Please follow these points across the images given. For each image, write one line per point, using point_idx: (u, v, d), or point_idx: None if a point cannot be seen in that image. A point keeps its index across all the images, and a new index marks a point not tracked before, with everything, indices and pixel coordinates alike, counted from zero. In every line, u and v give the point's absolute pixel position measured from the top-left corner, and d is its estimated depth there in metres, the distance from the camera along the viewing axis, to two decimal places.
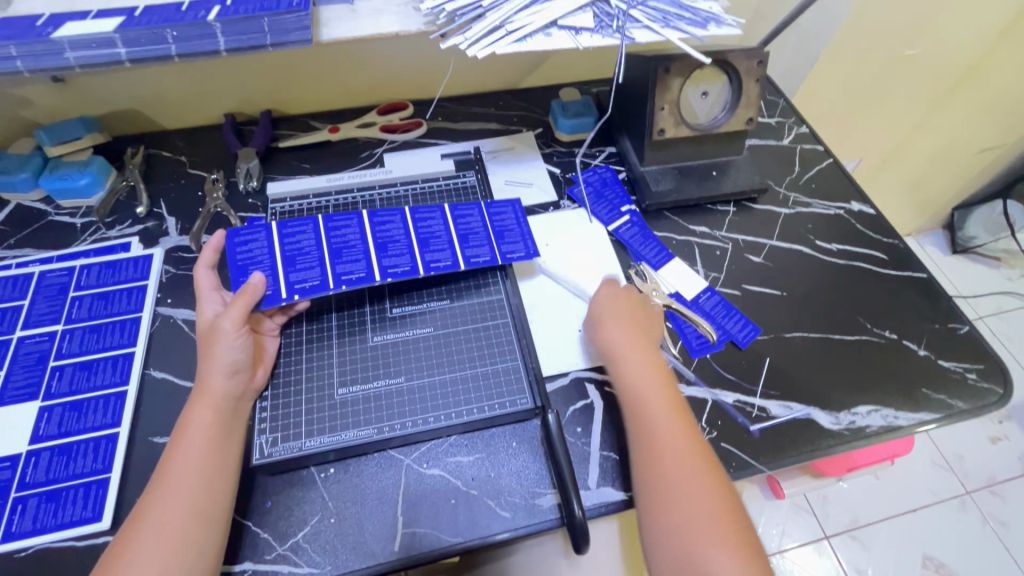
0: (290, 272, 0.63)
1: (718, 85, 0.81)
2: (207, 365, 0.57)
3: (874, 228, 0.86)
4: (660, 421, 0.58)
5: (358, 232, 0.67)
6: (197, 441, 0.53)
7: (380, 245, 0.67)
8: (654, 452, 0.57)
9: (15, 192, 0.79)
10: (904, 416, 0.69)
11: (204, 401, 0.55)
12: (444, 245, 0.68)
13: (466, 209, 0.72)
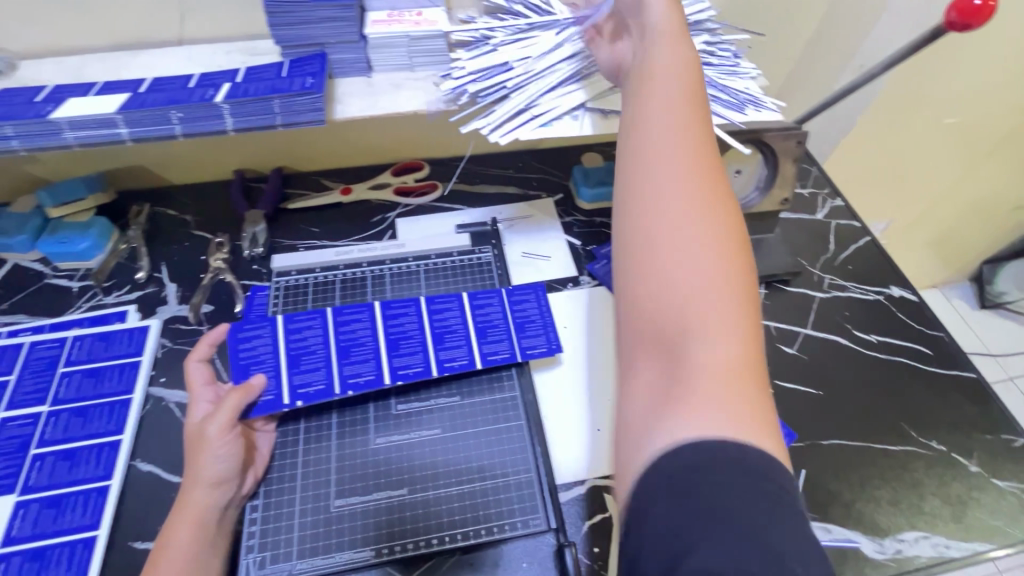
0: (294, 374, 0.63)
1: (752, 163, 0.75)
2: (189, 474, 0.53)
3: (917, 318, 0.80)
4: (674, 189, 0.40)
5: (367, 328, 0.67)
6: (172, 564, 0.48)
7: (391, 342, 0.66)
8: (641, 211, 0.40)
9: (13, 252, 0.77)
10: (957, 545, 0.62)
11: (184, 515, 0.51)
12: (460, 339, 0.67)
13: (485, 298, 0.71)
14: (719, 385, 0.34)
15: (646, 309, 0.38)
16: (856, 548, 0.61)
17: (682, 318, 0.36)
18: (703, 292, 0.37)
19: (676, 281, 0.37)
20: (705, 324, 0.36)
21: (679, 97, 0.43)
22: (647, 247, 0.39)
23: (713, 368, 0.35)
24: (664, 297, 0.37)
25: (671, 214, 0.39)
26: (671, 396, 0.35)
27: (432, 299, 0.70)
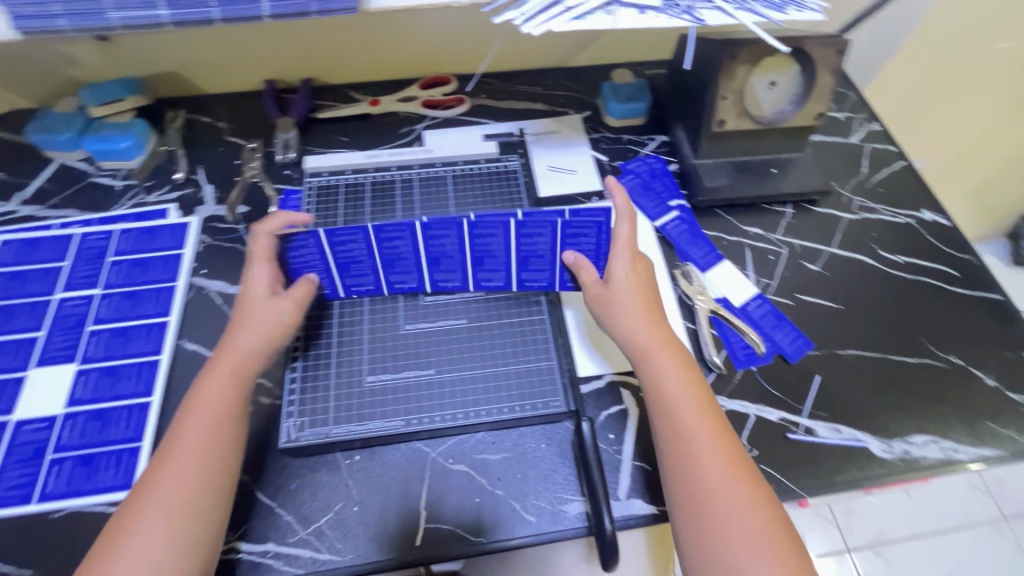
0: (346, 277, 0.64)
1: (788, 74, 0.74)
2: (246, 339, 0.56)
3: (946, 241, 0.79)
4: (694, 423, 0.52)
5: (410, 245, 0.61)
6: (204, 419, 0.51)
7: (431, 261, 0.63)
8: (681, 460, 0.50)
9: (59, 151, 0.80)
10: (965, 450, 0.64)
11: (214, 377, 0.54)
12: (501, 266, 0.64)
13: (537, 228, 0.60)
14: (729, 484, 0.48)
15: (682, 433, 0.51)
16: (864, 447, 0.63)
17: (715, 489, 0.48)
18: (692, 403, 0.53)
19: (692, 415, 0.52)
20: (710, 435, 0.51)
21: (661, 329, 0.58)
22: (679, 441, 0.51)
23: (732, 487, 0.48)
24: (683, 441, 0.51)
25: (655, 357, 0.56)
26: (708, 519, 0.47)
27: (477, 224, 0.59)
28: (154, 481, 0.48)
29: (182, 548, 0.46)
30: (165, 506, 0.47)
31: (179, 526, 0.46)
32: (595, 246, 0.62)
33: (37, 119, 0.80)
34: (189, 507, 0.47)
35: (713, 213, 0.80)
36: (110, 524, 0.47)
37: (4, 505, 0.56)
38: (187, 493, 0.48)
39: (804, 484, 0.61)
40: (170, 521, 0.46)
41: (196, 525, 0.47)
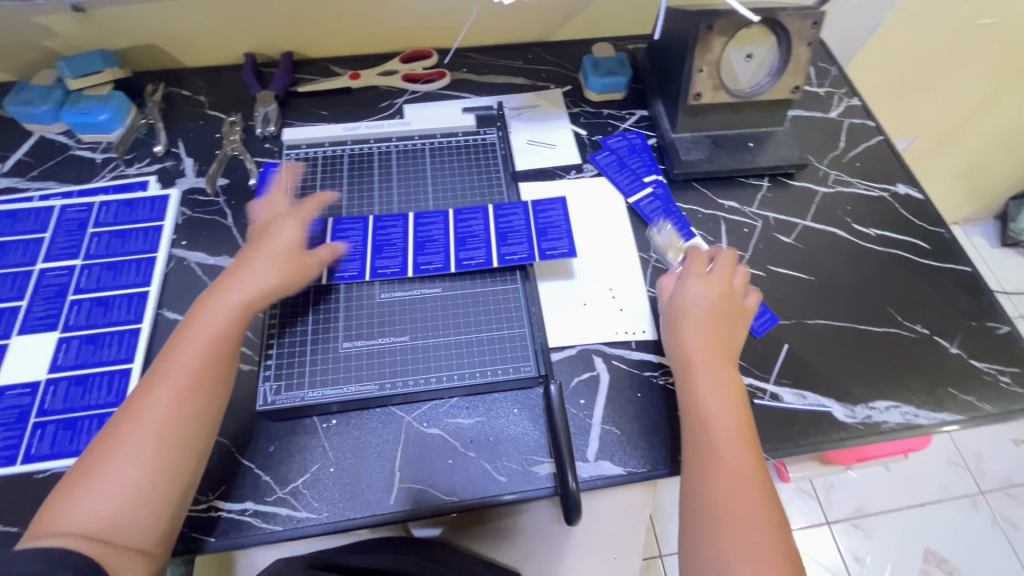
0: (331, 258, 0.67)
1: (765, 47, 0.74)
2: (261, 274, 0.58)
3: (919, 214, 0.80)
4: (722, 445, 0.53)
5: (400, 229, 0.71)
6: (199, 342, 0.54)
7: (418, 244, 0.70)
8: (700, 480, 0.52)
9: (38, 123, 0.80)
10: (925, 415, 0.65)
11: (218, 303, 0.56)
12: (481, 244, 0.70)
13: (511, 208, 0.73)
14: (744, 507, 0.50)
15: (714, 451, 0.53)
16: (828, 412, 0.65)
17: (732, 507, 0.50)
18: (736, 425, 0.55)
19: (725, 432, 0.54)
20: (745, 456, 0.53)
21: (715, 353, 0.59)
22: (709, 460, 0.53)
23: (743, 507, 0.50)
24: (712, 459, 0.53)
25: (714, 373, 0.57)
26: (715, 533, 0.49)
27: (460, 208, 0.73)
28: (140, 402, 0.50)
29: (158, 462, 0.48)
30: (144, 429, 0.49)
31: (163, 446, 0.49)
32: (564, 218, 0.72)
33: (15, 91, 0.80)
34: (174, 430, 0.50)
35: (690, 186, 0.81)
36: (96, 440, 0.49)
37: None
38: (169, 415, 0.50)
39: (767, 447, 0.63)
40: (155, 441, 0.49)
41: (181, 446, 0.50)
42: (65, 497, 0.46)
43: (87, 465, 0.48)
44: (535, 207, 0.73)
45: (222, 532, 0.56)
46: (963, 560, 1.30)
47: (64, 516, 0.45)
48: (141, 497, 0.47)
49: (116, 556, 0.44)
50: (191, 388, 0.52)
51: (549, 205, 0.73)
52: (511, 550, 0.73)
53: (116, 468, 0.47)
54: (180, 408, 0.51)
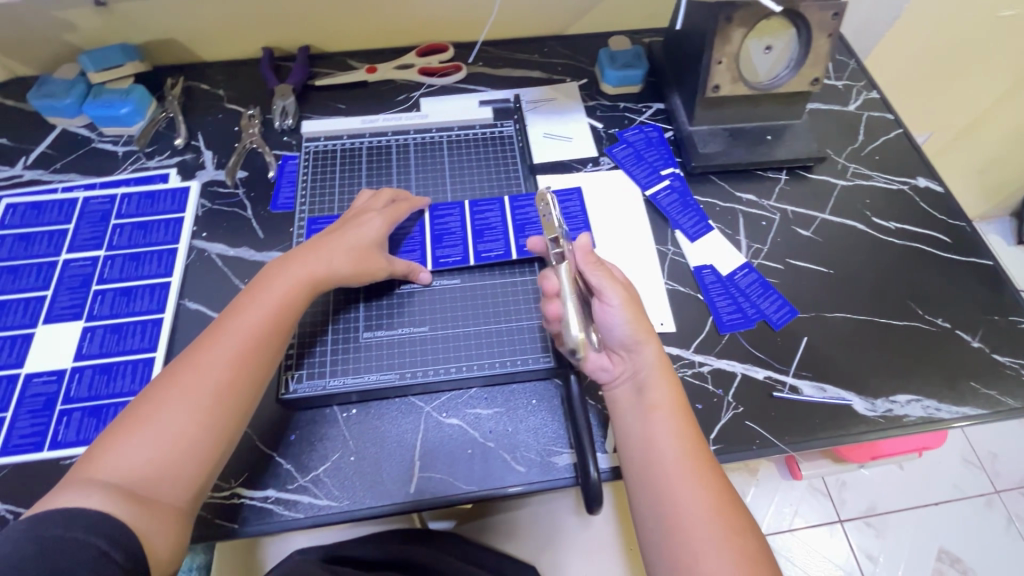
0: None
1: (784, 39, 0.73)
2: (334, 257, 0.60)
3: (939, 208, 0.80)
4: (671, 454, 0.52)
5: (416, 223, 0.71)
6: (259, 311, 0.55)
7: (436, 237, 0.70)
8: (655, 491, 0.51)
9: (61, 116, 0.81)
10: (947, 409, 0.65)
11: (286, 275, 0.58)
12: (499, 235, 0.71)
13: (528, 199, 0.74)
14: (705, 514, 0.49)
15: (664, 465, 0.52)
16: (848, 405, 0.65)
17: (693, 519, 0.49)
18: (683, 432, 0.54)
19: (674, 441, 0.53)
20: (696, 462, 0.52)
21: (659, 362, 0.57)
22: (666, 472, 0.52)
23: (703, 514, 0.49)
24: (666, 471, 0.52)
25: (652, 381, 0.56)
26: (682, 548, 0.48)
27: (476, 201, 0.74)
28: (196, 361, 0.52)
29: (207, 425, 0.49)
30: (201, 388, 0.50)
31: (211, 410, 0.50)
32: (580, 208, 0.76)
33: (38, 85, 0.81)
34: (224, 396, 0.51)
35: (707, 180, 0.81)
36: (145, 394, 0.50)
37: (18, 452, 0.59)
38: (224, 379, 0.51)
39: (786, 439, 0.63)
40: (204, 403, 0.50)
41: (227, 412, 0.51)
42: (109, 447, 0.47)
43: (134, 418, 0.49)
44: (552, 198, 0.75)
45: (246, 518, 0.56)
46: (977, 560, 1.28)
47: (105, 466, 0.46)
48: (180, 457, 0.48)
49: (149, 514, 0.45)
50: (247, 356, 0.53)
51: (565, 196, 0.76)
52: (528, 543, 0.73)
53: (161, 424, 0.48)
54: (232, 374, 0.52)
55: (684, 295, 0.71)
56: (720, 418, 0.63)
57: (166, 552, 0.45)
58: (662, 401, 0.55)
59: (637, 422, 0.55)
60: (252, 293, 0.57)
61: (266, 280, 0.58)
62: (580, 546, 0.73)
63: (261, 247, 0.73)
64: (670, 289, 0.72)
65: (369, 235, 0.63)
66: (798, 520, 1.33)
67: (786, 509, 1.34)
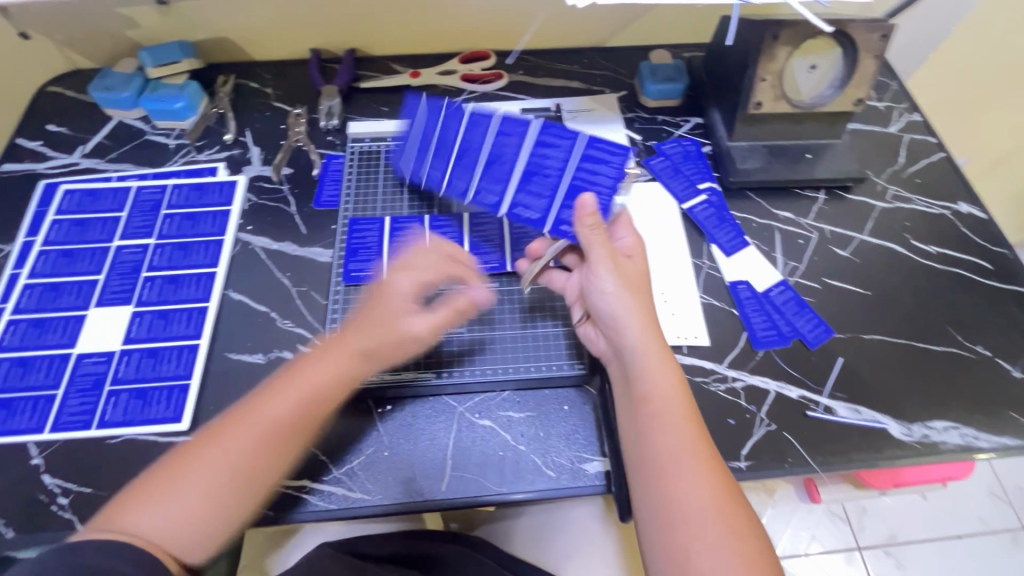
0: (352, 261, 0.72)
1: (829, 58, 0.73)
2: (371, 332, 0.57)
3: (981, 233, 0.79)
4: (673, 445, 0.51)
5: (439, 121, 0.75)
6: (315, 383, 0.55)
7: (445, 147, 0.74)
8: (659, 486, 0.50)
9: (118, 108, 0.84)
10: (986, 438, 0.64)
11: (338, 349, 0.56)
12: (507, 175, 0.71)
13: (561, 136, 0.69)
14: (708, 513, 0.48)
15: (660, 459, 0.51)
16: (883, 428, 0.64)
17: (694, 514, 0.48)
18: (680, 422, 0.53)
19: (670, 434, 0.52)
20: (696, 454, 0.51)
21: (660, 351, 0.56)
22: (662, 467, 0.51)
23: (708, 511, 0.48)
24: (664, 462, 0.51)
25: (648, 369, 0.55)
26: (684, 546, 0.47)
27: (506, 121, 0.71)
28: (241, 423, 0.52)
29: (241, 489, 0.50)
30: (246, 451, 0.51)
31: (246, 479, 0.50)
32: (610, 177, 0.68)
33: (98, 78, 0.84)
34: (260, 465, 0.51)
35: (744, 196, 0.81)
36: (191, 443, 0.51)
37: (67, 429, 0.61)
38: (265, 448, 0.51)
39: (819, 459, 0.62)
40: (239, 470, 0.50)
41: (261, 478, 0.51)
42: (138, 500, 0.48)
43: (168, 470, 0.49)
44: (589, 147, 0.69)
45: (280, 505, 0.57)
46: None
47: (136, 514, 0.47)
48: (212, 507, 0.48)
49: (174, 552, 0.46)
50: (275, 444, 0.52)
51: (604, 154, 0.69)
52: (553, 551, 0.72)
53: (184, 490, 0.48)
54: (273, 443, 0.52)
55: (718, 309, 0.71)
56: (752, 434, 0.63)
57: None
58: (659, 391, 0.54)
59: (634, 412, 0.55)
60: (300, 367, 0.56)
61: (317, 354, 0.57)
62: (606, 556, 0.72)
63: (304, 243, 0.75)
64: (705, 303, 0.72)
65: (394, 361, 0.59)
66: (815, 545, 1.30)
67: (801, 533, 1.31)
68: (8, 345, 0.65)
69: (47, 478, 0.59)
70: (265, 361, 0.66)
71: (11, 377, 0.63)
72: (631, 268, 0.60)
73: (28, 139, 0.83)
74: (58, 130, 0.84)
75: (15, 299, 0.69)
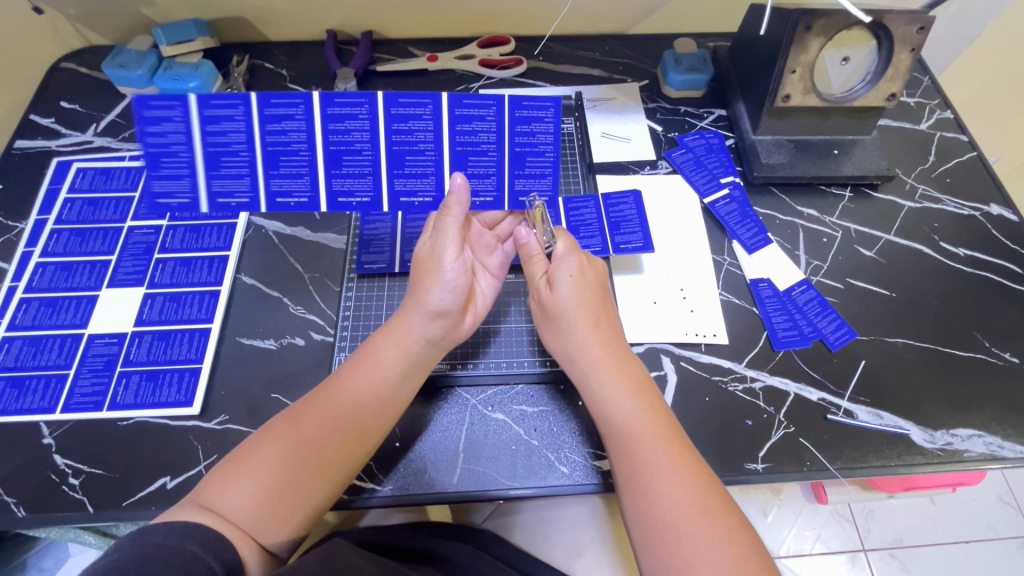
0: (363, 253, 0.71)
1: (863, 51, 0.71)
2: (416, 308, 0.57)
3: (1013, 237, 0.76)
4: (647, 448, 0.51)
5: (303, 132, 0.54)
6: (374, 375, 0.55)
7: (332, 155, 0.56)
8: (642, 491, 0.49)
9: (132, 87, 0.83)
10: (1011, 447, 0.62)
11: (392, 337, 0.57)
12: (428, 165, 0.58)
13: (479, 103, 0.56)
14: (692, 514, 0.47)
15: (629, 472, 0.51)
16: (905, 434, 0.63)
17: (677, 517, 0.47)
18: (643, 436, 0.52)
19: (639, 441, 0.51)
20: (666, 463, 0.50)
21: (612, 364, 0.56)
22: (633, 481, 0.50)
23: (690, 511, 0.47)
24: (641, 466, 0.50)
25: (601, 375, 0.55)
26: (667, 555, 0.46)
27: (395, 101, 0.54)
28: (301, 419, 0.52)
29: (307, 489, 0.50)
30: (307, 449, 0.51)
31: (316, 474, 0.50)
32: (550, 137, 0.59)
33: (112, 54, 0.82)
34: (330, 463, 0.51)
35: (767, 191, 0.79)
36: (249, 442, 0.51)
37: (78, 410, 0.60)
38: (327, 445, 0.51)
39: (838, 464, 0.61)
40: (304, 464, 0.50)
41: (332, 475, 0.51)
42: (215, 482, 0.48)
43: (228, 465, 0.50)
44: (514, 111, 0.57)
45: None
46: None
47: (213, 497, 0.47)
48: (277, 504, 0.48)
49: (246, 549, 0.46)
50: (355, 428, 0.53)
51: (536, 114, 0.57)
52: (560, 547, 0.69)
53: (261, 475, 0.49)
54: (341, 438, 0.52)
55: (738, 307, 0.70)
56: (770, 436, 0.62)
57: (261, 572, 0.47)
58: (618, 407, 0.54)
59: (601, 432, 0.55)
60: (357, 360, 0.56)
61: (374, 346, 0.57)
62: (614, 552, 0.70)
63: (317, 228, 0.74)
64: (725, 300, 0.70)
65: (459, 334, 0.60)
66: (819, 546, 1.23)
67: (806, 533, 1.24)
68: (19, 324, 0.65)
69: (58, 459, 0.59)
70: (277, 347, 0.66)
71: (23, 356, 0.63)
72: (557, 306, 0.58)
73: (41, 116, 0.82)
74: (72, 107, 0.83)
75: (27, 278, 0.68)
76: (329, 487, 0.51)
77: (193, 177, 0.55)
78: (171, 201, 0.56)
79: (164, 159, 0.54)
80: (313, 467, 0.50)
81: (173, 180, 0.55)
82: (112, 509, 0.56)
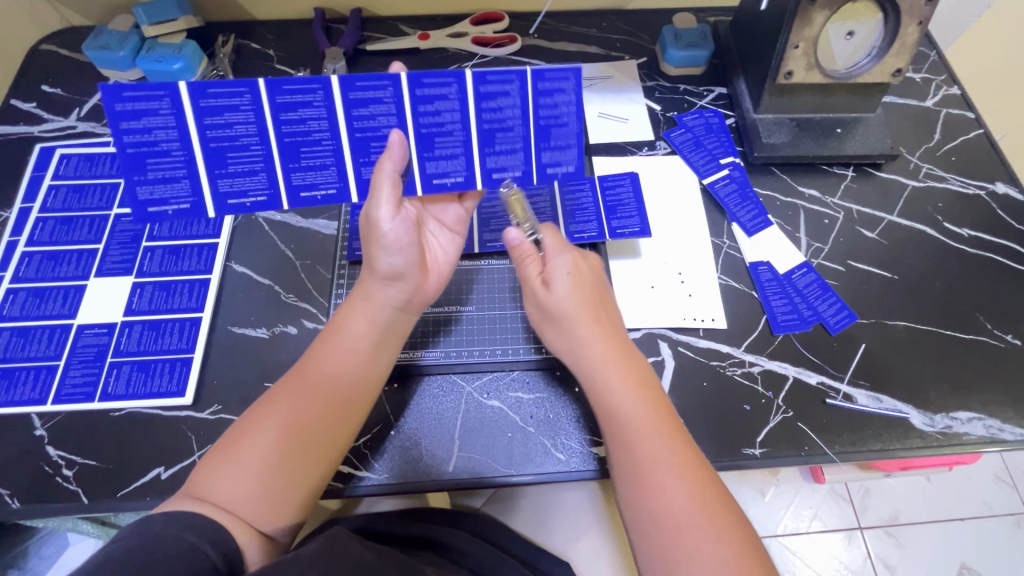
0: (354, 240, 0.69)
1: (869, 25, 0.67)
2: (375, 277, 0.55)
3: (1018, 216, 0.75)
4: (650, 449, 0.50)
5: (324, 120, 0.53)
6: (344, 347, 0.54)
7: (423, 138, 0.55)
8: (644, 492, 0.49)
9: (114, 69, 0.80)
10: (1010, 430, 0.62)
11: (361, 308, 0.55)
12: (517, 141, 0.57)
13: (502, 78, 0.53)
14: (691, 512, 0.47)
15: (636, 463, 0.50)
16: (905, 418, 0.62)
17: (677, 516, 0.47)
18: (646, 430, 0.51)
19: (643, 443, 0.50)
20: (667, 459, 0.49)
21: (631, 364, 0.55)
22: (633, 474, 0.50)
23: (689, 507, 0.47)
24: (645, 467, 0.49)
25: (619, 384, 0.54)
26: (669, 547, 0.46)
27: (420, 82, 0.52)
28: (274, 399, 0.52)
29: (300, 470, 0.50)
30: (281, 425, 0.50)
31: (292, 445, 0.50)
32: (573, 108, 0.56)
33: (92, 35, 0.80)
34: (312, 437, 0.51)
35: (768, 171, 0.77)
36: (235, 426, 0.51)
37: (70, 401, 0.60)
38: (305, 419, 0.51)
39: (836, 448, 0.61)
40: (286, 440, 0.49)
41: (317, 445, 0.51)
42: (208, 472, 0.48)
43: (222, 449, 0.49)
44: (536, 83, 0.54)
45: None
46: None
47: (207, 487, 0.47)
48: (264, 487, 0.48)
49: (243, 536, 0.46)
50: (331, 401, 0.52)
51: (557, 85, 0.55)
52: (560, 531, 0.70)
53: (247, 459, 0.48)
54: (315, 410, 0.51)
55: (737, 291, 0.69)
56: (767, 422, 0.61)
57: (260, 558, 0.46)
58: (617, 404, 0.53)
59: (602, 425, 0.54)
60: (329, 335, 0.55)
61: (341, 317, 0.56)
62: (611, 536, 0.70)
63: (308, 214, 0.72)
64: (723, 284, 0.69)
65: (425, 295, 0.58)
66: (816, 524, 1.24)
67: (804, 512, 1.25)
68: (7, 315, 0.64)
69: (52, 451, 0.58)
70: (269, 336, 0.65)
71: (12, 347, 0.62)
72: (557, 306, 0.56)
73: (23, 100, 0.80)
74: (54, 91, 0.81)
75: (14, 268, 0.67)
76: (324, 463, 0.51)
77: (268, 172, 0.55)
78: (248, 200, 0.56)
79: (150, 160, 0.52)
80: (299, 445, 0.50)
81: (246, 178, 0.55)
82: (106, 499, 0.56)
